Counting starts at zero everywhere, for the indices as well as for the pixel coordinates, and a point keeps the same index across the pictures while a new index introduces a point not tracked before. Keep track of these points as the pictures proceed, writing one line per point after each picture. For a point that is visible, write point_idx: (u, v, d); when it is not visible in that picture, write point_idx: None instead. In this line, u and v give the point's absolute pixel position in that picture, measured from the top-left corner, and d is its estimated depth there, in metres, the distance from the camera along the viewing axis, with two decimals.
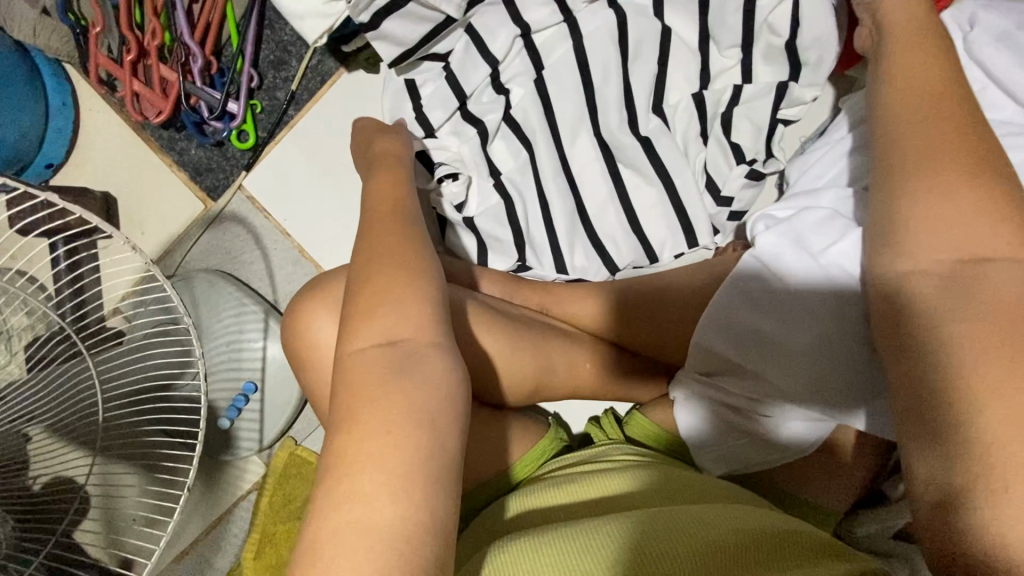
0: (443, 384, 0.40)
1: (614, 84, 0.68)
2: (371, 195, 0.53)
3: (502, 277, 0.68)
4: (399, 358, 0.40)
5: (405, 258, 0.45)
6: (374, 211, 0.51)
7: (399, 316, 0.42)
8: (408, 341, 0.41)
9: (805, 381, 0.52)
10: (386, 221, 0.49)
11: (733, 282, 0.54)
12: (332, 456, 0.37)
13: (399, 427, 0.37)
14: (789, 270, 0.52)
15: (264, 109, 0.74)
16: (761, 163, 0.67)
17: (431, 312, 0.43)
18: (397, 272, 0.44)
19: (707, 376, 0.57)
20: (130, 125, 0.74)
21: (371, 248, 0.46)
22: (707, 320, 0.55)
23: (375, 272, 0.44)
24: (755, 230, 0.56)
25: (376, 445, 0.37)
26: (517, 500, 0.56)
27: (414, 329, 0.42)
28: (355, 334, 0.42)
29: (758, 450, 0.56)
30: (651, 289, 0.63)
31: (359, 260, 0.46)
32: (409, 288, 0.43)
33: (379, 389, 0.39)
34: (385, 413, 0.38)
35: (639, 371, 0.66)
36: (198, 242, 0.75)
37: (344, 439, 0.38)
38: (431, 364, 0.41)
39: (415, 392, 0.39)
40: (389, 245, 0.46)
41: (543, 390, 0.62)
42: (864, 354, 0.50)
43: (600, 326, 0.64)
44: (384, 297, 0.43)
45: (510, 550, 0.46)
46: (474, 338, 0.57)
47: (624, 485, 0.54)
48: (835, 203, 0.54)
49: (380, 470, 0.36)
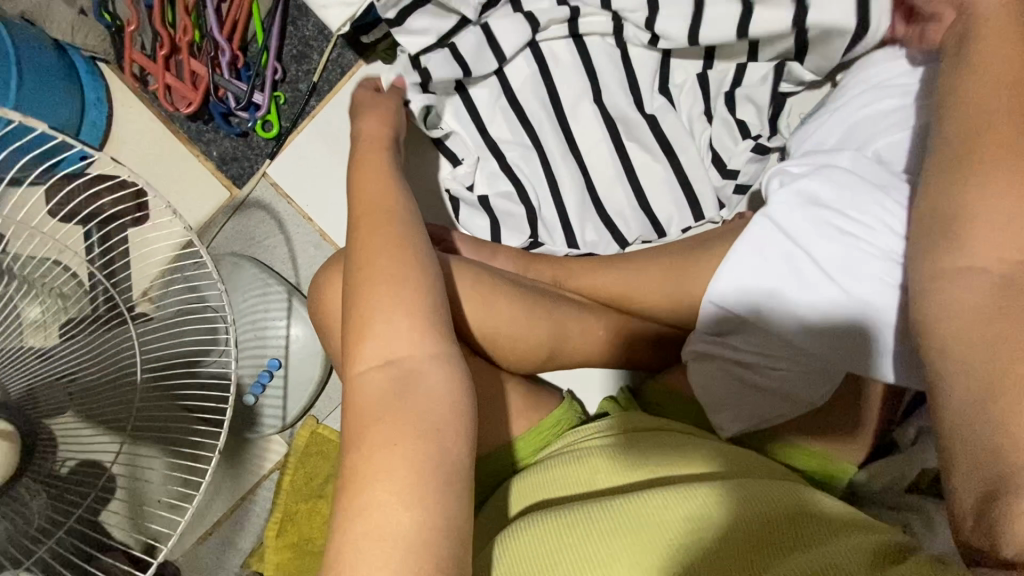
0: (449, 391, 0.44)
1: (618, 67, 0.72)
2: (370, 186, 0.54)
3: (516, 253, 0.71)
4: (402, 380, 0.43)
5: (403, 265, 0.47)
6: (366, 212, 0.51)
7: (394, 330, 0.44)
8: (408, 361, 0.44)
9: (817, 338, 0.54)
10: (380, 227, 0.49)
11: (743, 242, 0.57)
12: (352, 470, 0.41)
13: (408, 440, 0.41)
14: (804, 232, 0.54)
15: (287, 100, 0.78)
16: (766, 139, 0.70)
17: (430, 320, 0.45)
18: (387, 291, 0.45)
19: (720, 336, 0.59)
20: (160, 118, 0.78)
21: (371, 237, 0.49)
22: (722, 276, 0.57)
23: (372, 284, 0.45)
24: (771, 187, 0.58)
25: (386, 461, 0.40)
26: (529, 475, 0.57)
27: (412, 349, 0.44)
28: (359, 348, 0.44)
29: (768, 408, 0.58)
30: (661, 258, 0.66)
31: (357, 272, 0.47)
32: (410, 299, 0.45)
33: (382, 412, 0.42)
34: (393, 433, 0.41)
35: (649, 339, 0.68)
36: (223, 228, 0.78)
37: (360, 449, 0.41)
38: (434, 373, 0.44)
39: (421, 409, 0.42)
40: (382, 256, 0.47)
41: (557, 357, 0.65)
42: (875, 305, 0.52)
43: (610, 295, 0.67)
44: (388, 301, 0.45)
45: (523, 535, 0.48)
46: (489, 304, 0.60)
47: (641, 459, 0.54)
48: (852, 163, 0.55)
49: (391, 481, 0.40)
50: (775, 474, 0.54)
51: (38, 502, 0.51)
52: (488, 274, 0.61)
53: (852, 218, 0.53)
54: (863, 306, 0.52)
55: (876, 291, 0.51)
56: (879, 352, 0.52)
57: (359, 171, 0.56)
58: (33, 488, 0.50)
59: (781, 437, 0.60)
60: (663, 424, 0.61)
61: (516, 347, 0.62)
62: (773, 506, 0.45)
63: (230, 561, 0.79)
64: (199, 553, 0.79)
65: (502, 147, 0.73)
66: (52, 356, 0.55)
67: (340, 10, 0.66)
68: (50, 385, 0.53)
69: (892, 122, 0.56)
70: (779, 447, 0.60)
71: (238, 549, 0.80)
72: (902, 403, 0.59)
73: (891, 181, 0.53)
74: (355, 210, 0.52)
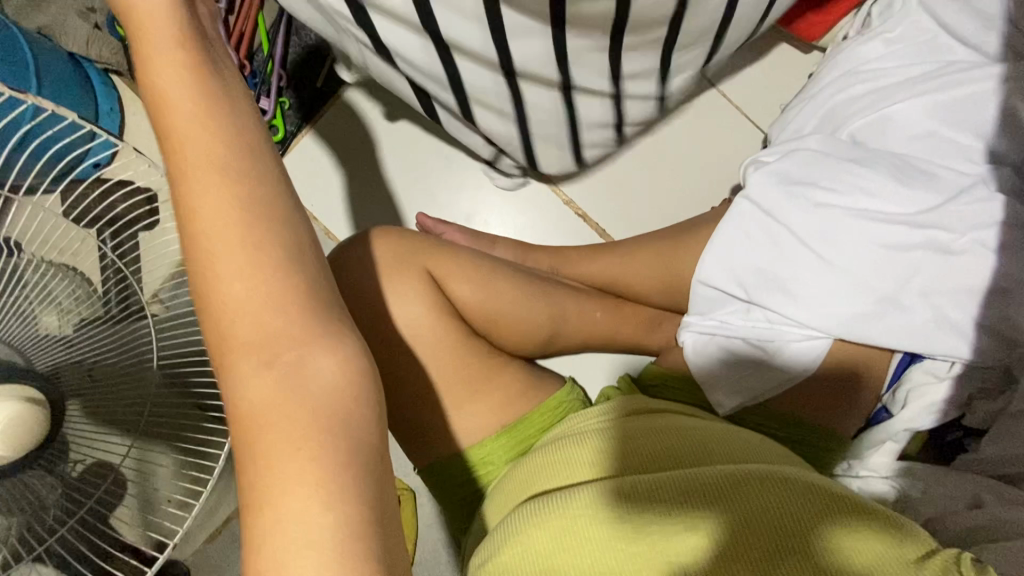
0: (343, 379, 0.38)
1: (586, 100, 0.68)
2: (174, 97, 0.39)
3: (514, 243, 0.75)
4: (287, 367, 0.37)
5: (257, 223, 0.38)
6: (189, 152, 0.39)
7: (257, 310, 0.38)
8: (295, 346, 0.38)
9: (809, 311, 0.56)
10: (205, 183, 0.38)
11: (728, 222, 0.60)
12: (248, 477, 0.36)
13: (312, 430, 0.36)
14: (780, 208, 0.58)
15: (291, 105, 0.86)
16: None
17: (304, 296, 0.39)
18: (239, 263, 0.38)
19: (708, 313, 0.61)
20: None
21: (199, 177, 0.38)
22: (709, 260, 0.60)
23: (222, 259, 0.38)
24: (747, 174, 0.62)
25: (285, 468, 0.36)
26: (525, 464, 0.55)
27: (289, 334, 0.38)
28: (228, 341, 0.38)
29: (764, 378, 0.58)
30: (654, 242, 0.69)
31: (198, 250, 0.38)
32: (267, 274, 0.38)
33: (268, 416, 0.37)
34: (289, 433, 0.36)
35: (647, 320, 0.71)
36: None
37: (262, 456, 0.36)
38: (326, 353, 0.38)
39: (313, 408, 0.37)
40: (225, 221, 0.38)
41: (557, 339, 0.67)
42: (856, 268, 0.55)
43: (606, 279, 0.70)
44: (247, 276, 0.38)
45: (512, 539, 0.48)
46: (493, 285, 0.62)
47: (643, 439, 0.52)
48: (822, 144, 0.59)
49: (298, 473, 0.35)
50: (785, 459, 0.53)
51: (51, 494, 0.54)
52: (488, 260, 0.64)
53: (827, 187, 0.57)
54: (844, 270, 0.55)
55: (855, 258, 0.55)
56: (866, 311, 0.54)
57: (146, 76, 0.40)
58: (49, 481, 0.54)
59: (791, 414, 0.59)
60: (669, 405, 0.59)
61: (519, 328, 0.63)
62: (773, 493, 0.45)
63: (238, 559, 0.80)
64: (209, 550, 0.79)
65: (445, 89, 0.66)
66: (75, 344, 0.59)
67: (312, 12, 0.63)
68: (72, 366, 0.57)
69: (864, 101, 0.61)
70: (785, 424, 0.60)
71: None
72: (902, 370, 0.57)
73: (863, 155, 0.57)
74: (172, 166, 0.39)
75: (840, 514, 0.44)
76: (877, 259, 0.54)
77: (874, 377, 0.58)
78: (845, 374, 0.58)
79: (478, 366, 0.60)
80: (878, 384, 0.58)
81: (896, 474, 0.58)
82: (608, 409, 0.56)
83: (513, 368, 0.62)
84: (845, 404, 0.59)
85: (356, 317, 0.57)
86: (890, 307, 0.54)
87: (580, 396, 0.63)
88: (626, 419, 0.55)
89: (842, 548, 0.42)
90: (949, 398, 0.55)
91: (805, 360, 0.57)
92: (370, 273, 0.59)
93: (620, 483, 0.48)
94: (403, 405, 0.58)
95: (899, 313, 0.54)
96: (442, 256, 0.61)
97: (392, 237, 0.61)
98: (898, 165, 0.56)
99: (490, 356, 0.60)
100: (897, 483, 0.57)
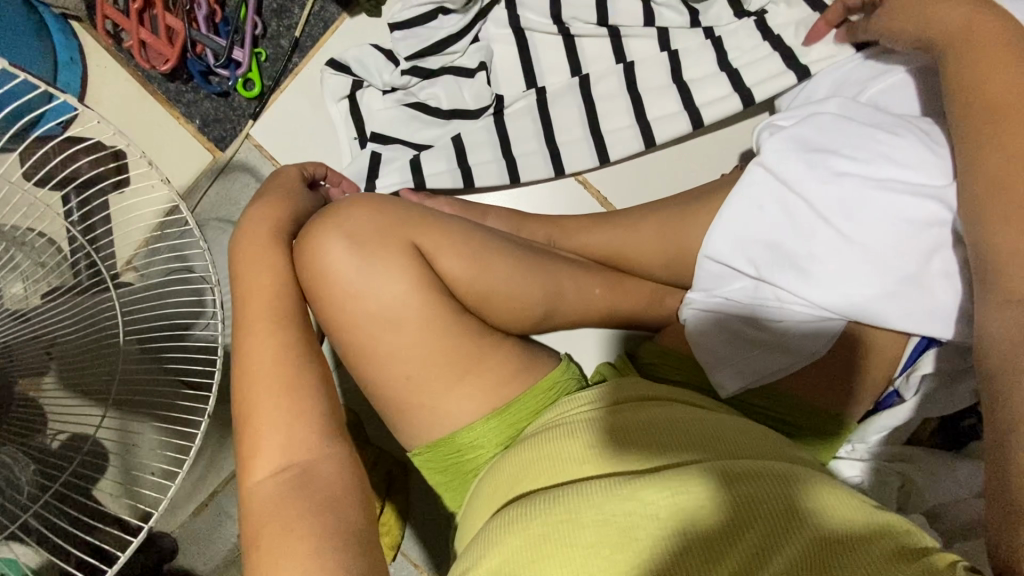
0: (348, 479, 0.48)
1: (554, 50, 0.76)
2: (262, 300, 0.54)
3: (507, 213, 0.70)
4: (300, 480, 0.47)
5: (300, 389, 0.50)
6: (259, 343, 0.52)
7: (291, 450, 0.48)
8: (309, 462, 0.48)
9: (827, 291, 0.52)
10: (271, 357, 0.51)
11: (738, 193, 0.55)
12: (251, 547, 0.44)
13: (310, 516, 0.45)
14: (799, 176, 0.53)
15: (268, 57, 0.80)
16: (780, 113, 0.58)
17: (326, 432, 0.49)
18: (280, 402, 0.49)
19: (712, 291, 0.57)
20: (135, 76, 0.78)
21: (262, 362, 0.51)
22: (718, 232, 0.56)
23: (265, 418, 0.49)
24: (760, 140, 0.57)
25: (288, 539, 0.44)
26: (512, 457, 0.53)
27: (310, 453, 0.48)
28: (254, 464, 0.48)
29: (770, 360, 0.55)
30: (660, 212, 0.65)
31: (243, 384, 0.50)
32: (296, 413, 0.49)
33: (277, 511, 0.45)
34: (285, 530, 0.44)
35: (650, 296, 0.67)
36: (208, 192, 0.78)
37: (264, 542, 0.44)
38: (329, 468, 0.48)
39: (320, 495, 0.46)
40: (274, 371, 0.50)
41: (554, 316, 0.63)
42: (876, 243, 0.50)
43: (607, 251, 0.65)
44: (279, 417, 0.49)
45: (494, 540, 0.45)
46: (488, 257, 0.58)
47: (630, 433, 0.50)
48: (842, 109, 0.55)
49: (293, 558, 0.43)
50: (789, 453, 0.49)
51: (25, 473, 0.51)
52: (480, 231, 0.60)
53: (849, 155, 0.52)
54: (863, 247, 0.51)
55: (878, 233, 0.50)
56: (886, 290, 0.50)
57: (240, 280, 0.55)
58: (20, 459, 0.50)
59: (798, 399, 0.56)
60: (667, 393, 0.56)
61: (511, 303, 0.59)
62: (776, 489, 0.43)
63: (224, 532, 0.78)
64: (194, 524, 0.77)
65: (453, 28, 0.76)
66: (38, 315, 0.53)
67: (360, 49, 0.76)
68: (37, 340, 0.52)
69: (876, 84, 0.60)
70: (791, 409, 0.56)
71: (233, 520, 0.78)
72: (914, 349, 0.53)
73: (890, 121, 0.52)
74: (243, 351, 0.52)
75: (847, 510, 0.41)
76: (902, 236, 0.50)
77: (888, 362, 0.54)
78: (862, 355, 0.54)
79: (468, 345, 0.56)
80: (893, 367, 0.54)
81: (896, 458, 0.58)
82: (593, 403, 0.54)
83: (506, 349, 0.58)
84: (856, 388, 0.55)
85: (336, 292, 0.54)
86: (914, 287, 0.50)
87: (575, 376, 0.60)
88: (614, 411, 0.53)
89: (856, 545, 0.39)
90: (953, 389, 0.53)
91: (814, 339, 0.53)
92: (350, 246, 0.54)
93: (608, 480, 0.46)
94: (389, 386, 0.55)
95: (922, 294, 0.50)
96: (429, 229, 0.57)
97: (375, 207, 0.57)
98: (924, 132, 0.51)
99: (483, 334, 0.57)
100: (899, 467, 0.57)
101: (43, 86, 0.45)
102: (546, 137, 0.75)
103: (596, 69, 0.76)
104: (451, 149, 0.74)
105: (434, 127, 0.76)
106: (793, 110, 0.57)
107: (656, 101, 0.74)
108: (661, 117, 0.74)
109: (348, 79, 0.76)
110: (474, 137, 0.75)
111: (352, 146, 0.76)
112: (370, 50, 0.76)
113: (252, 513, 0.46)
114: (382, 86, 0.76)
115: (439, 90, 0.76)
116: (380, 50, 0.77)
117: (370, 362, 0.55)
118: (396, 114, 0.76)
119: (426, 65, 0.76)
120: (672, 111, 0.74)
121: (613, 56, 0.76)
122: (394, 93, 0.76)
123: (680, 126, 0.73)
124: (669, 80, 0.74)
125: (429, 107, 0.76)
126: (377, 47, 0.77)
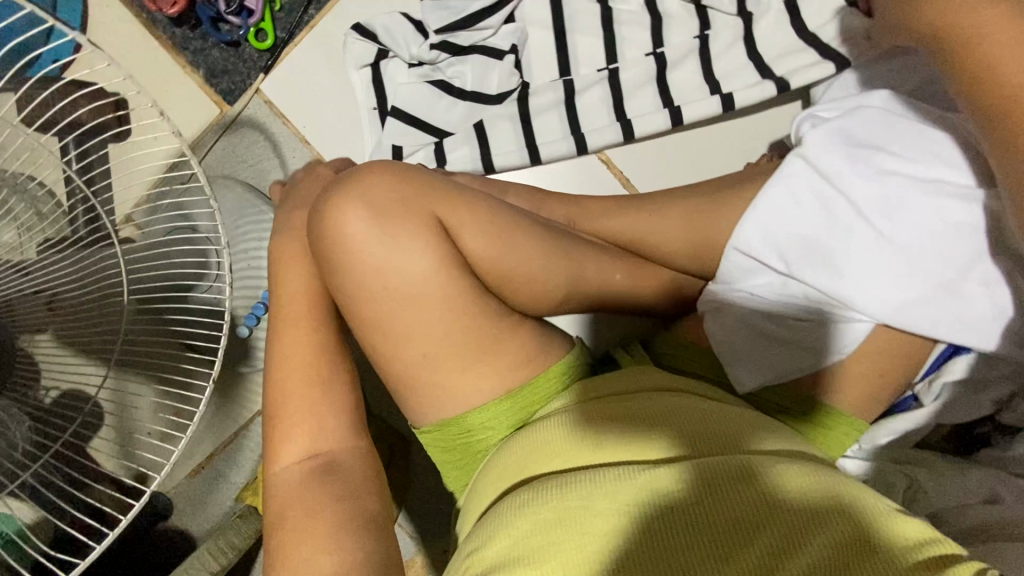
0: (365, 466, 0.49)
1: (588, 21, 0.73)
2: (290, 290, 0.55)
3: (528, 190, 0.68)
4: (321, 468, 0.48)
5: (326, 377, 0.51)
6: (289, 335, 0.53)
7: (317, 435, 0.49)
8: (333, 449, 0.49)
9: (860, 292, 0.51)
10: (298, 343, 0.52)
11: (774, 184, 0.53)
12: (275, 531, 0.45)
13: (327, 507, 0.45)
14: (840, 171, 0.51)
15: (282, 8, 0.76)
16: (821, 106, 0.56)
17: (353, 424, 0.51)
18: (305, 392, 0.51)
19: (736, 284, 0.56)
20: (140, 18, 0.73)
21: (290, 349, 0.52)
22: (749, 223, 0.54)
23: (292, 410, 0.50)
24: (800, 130, 0.55)
25: (311, 523, 0.44)
26: (521, 442, 0.52)
27: (332, 442, 0.49)
28: (280, 446, 0.49)
29: (793, 358, 0.54)
30: (688, 198, 0.62)
31: (271, 374, 0.52)
32: (324, 404, 0.50)
33: (299, 498, 0.46)
34: (307, 520, 0.44)
35: (670, 284, 0.65)
36: (215, 147, 0.74)
37: (287, 525, 0.45)
38: (350, 458, 0.49)
39: (337, 486, 0.47)
40: (300, 366, 0.51)
41: (572, 300, 0.61)
42: (913, 245, 0.49)
43: (631, 235, 0.63)
44: (309, 409, 0.50)
45: (505, 521, 0.44)
46: (513, 235, 0.56)
47: (644, 424, 0.49)
48: (887, 104, 0.53)
49: (311, 545, 0.43)
50: (806, 452, 0.48)
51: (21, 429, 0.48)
52: (502, 208, 0.57)
53: (894, 153, 0.50)
54: (900, 248, 0.50)
55: (916, 236, 0.49)
56: (919, 296, 0.50)
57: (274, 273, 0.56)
58: (19, 415, 0.47)
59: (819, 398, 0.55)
60: (684, 384, 0.55)
61: (531, 283, 0.57)
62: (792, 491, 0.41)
63: (221, 495, 0.77)
64: (190, 486, 0.76)
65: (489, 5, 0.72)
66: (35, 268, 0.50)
67: (391, 19, 0.73)
68: (35, 295, 0.49)
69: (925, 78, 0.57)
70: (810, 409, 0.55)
71: (231, 483, 0.77)
72: (939, 353, 0.54)
73: (938, 120, 0.51)
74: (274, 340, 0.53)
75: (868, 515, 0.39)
76: (940, 238, 0.49)
77: (911, 367, 0.54)
78: (886, 358, 0.53)
79: (485, 326, 0.54)
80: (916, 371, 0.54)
81: (905, 461, 0.57)
82: (605, 393, 0.54)
83: (524, 329, 0.57)
84: (877, 390, 0.54)
85: (352, 265, 0.52)
86: (948, 294, 0.49)
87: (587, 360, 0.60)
88: (629, 401, 0.52)
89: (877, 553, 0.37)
90: (973, 395, 0.54)
91: (838, 339, 0.53)
92: (370, 214, 0.52)
93: (621, 469, 0.45)
94: (402, 363, 0.54)
95: (955, 302, 0.49)
96: (452, 203, 0.54)
97: (397, 175, 0.54)
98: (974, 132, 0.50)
99: (501, 314, 0.55)
100: (899, 462, 0.58)
101: (49, 19, 0.41)
102: (568, 118, 0.72)
103: (629, 44, 0.73)
104: (466, 127, 0.72)
105: (453, 103, 0.72)
106: (836, 105, 0.55)
107: (688, 82, 0.72)
108: (691, 98, 0.72)
109: (374, 46, 0.73)
110: (498, 108, 0.72)
111: (370, 117, 0.73)
112: (400, 21, 0.73)
113: (279, 497, 0.47)
114: (407, 58, 0.73)
115: (467, 70, 0.73)
116: (410, 20, 0.73)
117: (384, 335, 0.53)
118: (420, 89, 0.73)
119: (455, 43, 0.73)
120: (697, 93, 0.71)
121: (647, 33, 0.73)
122: (420, 67, 0.73)
123: (710, 111, 0.70)
124: (705, 58, 0.71)
125: (451, 87, 0.73)
126: (408, 18, 0.73)
